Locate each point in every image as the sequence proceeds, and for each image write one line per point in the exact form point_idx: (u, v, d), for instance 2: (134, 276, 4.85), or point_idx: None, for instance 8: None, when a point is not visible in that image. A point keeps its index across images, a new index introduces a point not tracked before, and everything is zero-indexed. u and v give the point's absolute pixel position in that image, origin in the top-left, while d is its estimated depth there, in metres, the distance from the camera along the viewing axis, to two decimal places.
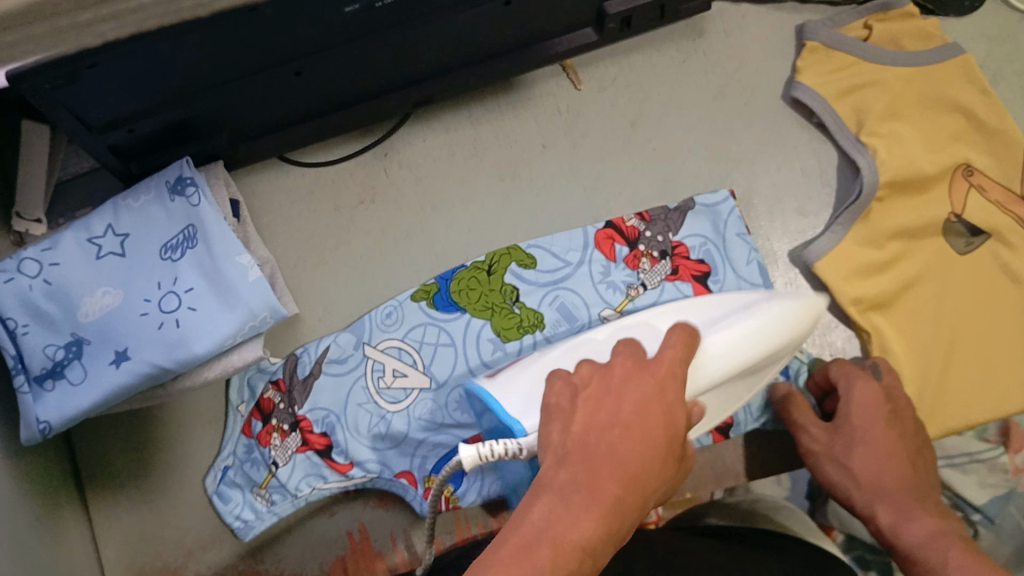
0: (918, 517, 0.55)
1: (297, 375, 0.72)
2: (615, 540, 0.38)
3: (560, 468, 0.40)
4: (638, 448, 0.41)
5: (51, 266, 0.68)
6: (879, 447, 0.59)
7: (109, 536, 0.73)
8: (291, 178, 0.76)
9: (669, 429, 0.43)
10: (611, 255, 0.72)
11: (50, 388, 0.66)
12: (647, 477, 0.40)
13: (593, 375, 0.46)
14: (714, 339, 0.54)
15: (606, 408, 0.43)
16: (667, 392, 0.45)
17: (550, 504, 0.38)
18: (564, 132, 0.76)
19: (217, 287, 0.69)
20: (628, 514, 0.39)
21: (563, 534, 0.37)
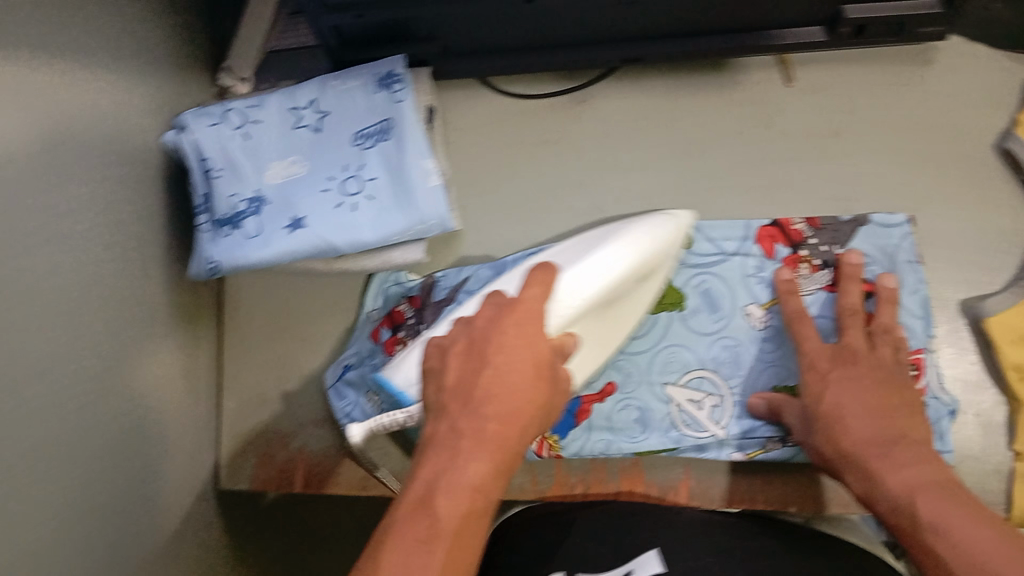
0: (891, 472, 0.54)
1: (431, 295, 0.73)
2: (497, 476, 0.45)
3: (439, 422, 0.47)
4: (515, 382, 0.48)
5: (253, 123, 0.72)
6: (852, 410, 0.59)
7: (233, 387, 0.78)
8: (485, 103, 0.78)
9: (533, 355, 0.49)
10: (769, 253, 0.72)
11: (226, 234, 0.70)
12: (522, 413, 0.47)
13: (460, 331, 0.51)
14: (573, 271, 0.60)
15: (490, 348, 0.49)
16: (529, 326, 0.50)
17: (443, 459, 0.45)
18: (763, 125, 0.74)
19: (398, 184, 0.71)
20: (509, 449, 0.46)
21: (458, 482, 0.44)
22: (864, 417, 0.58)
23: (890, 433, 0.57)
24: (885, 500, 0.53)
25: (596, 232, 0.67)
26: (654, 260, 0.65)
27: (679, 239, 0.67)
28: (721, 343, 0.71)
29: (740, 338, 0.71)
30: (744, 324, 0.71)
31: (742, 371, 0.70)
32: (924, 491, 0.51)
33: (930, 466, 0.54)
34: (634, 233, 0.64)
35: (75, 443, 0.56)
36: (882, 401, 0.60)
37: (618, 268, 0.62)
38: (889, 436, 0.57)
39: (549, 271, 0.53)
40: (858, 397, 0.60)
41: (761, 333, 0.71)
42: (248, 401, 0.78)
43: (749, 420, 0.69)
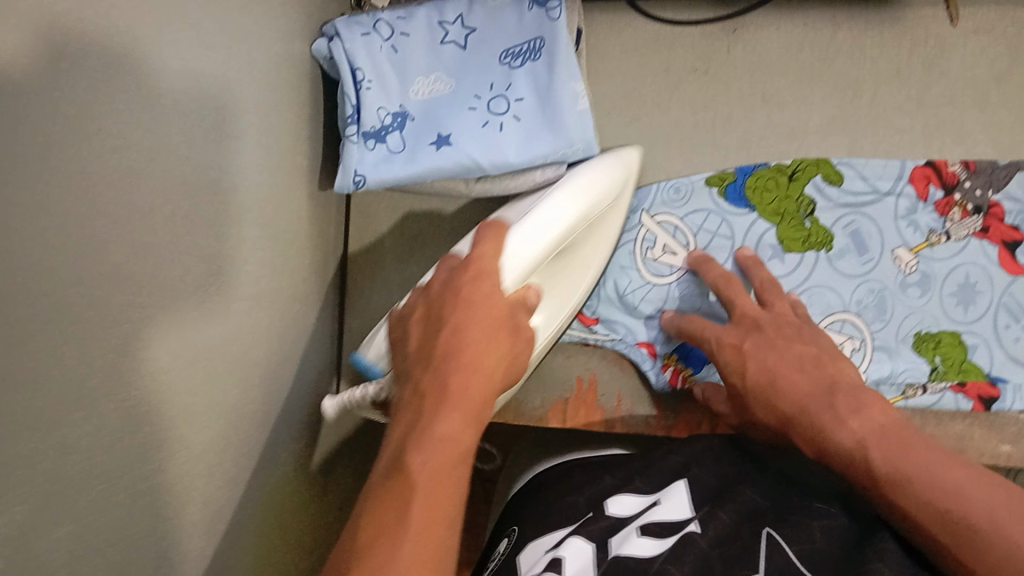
0: (845, 416, 0.50)
1: None
2: (470, 426, 0.46)
3: (417, 384, 0.49)
4: (485, 348, 0.50)
5: (402, 35, 0.71)
6: (788, 371, 0.56)
7: (358, 306, 0.78)
8: (632, 28, 0.76)
9: (491, 313, 0.52)
10: (922, 194, 0.72)
11: (372, 148, 0.68)
12: (490, 369, 0.49)
13: (423, 315, 0.54)
14: (523, 224, 0.58)
15: (454, 326, 0.51)
16: (494, 288, 0.53)
17: (421, 417, 0.45)
18: (923, 64, 0.73)
19: (546, 106, 0.70)
20: (477, 403, 0.47)
21: (436, 430, 0.44)
22: (797, 373, 0.56)
23: (827, 380, 0.54)
24: (840, 455, 0.49)
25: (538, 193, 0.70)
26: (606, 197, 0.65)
27: (622, 181, 0.68)
28: (867, 286, 0.71)
29: (886, 281, 0.71)
30: (891, 267, 0.72)
31: (885, 315, 0.71)
32: (880, 437, 0.48)
33: (873, 405, 0.51)
34: (581, 175, 0.62)
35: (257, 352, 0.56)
36: (800, 355, 0.58)
37: (561, 214, 0.61)
38: (820, 384, 0.54)
39: (500, 233, 0.57)
40: (776, 355, 0.58)
41: (909, 277, 0.71)
42: (374, 320, 0.78)
43: (891, 365, 0.69)
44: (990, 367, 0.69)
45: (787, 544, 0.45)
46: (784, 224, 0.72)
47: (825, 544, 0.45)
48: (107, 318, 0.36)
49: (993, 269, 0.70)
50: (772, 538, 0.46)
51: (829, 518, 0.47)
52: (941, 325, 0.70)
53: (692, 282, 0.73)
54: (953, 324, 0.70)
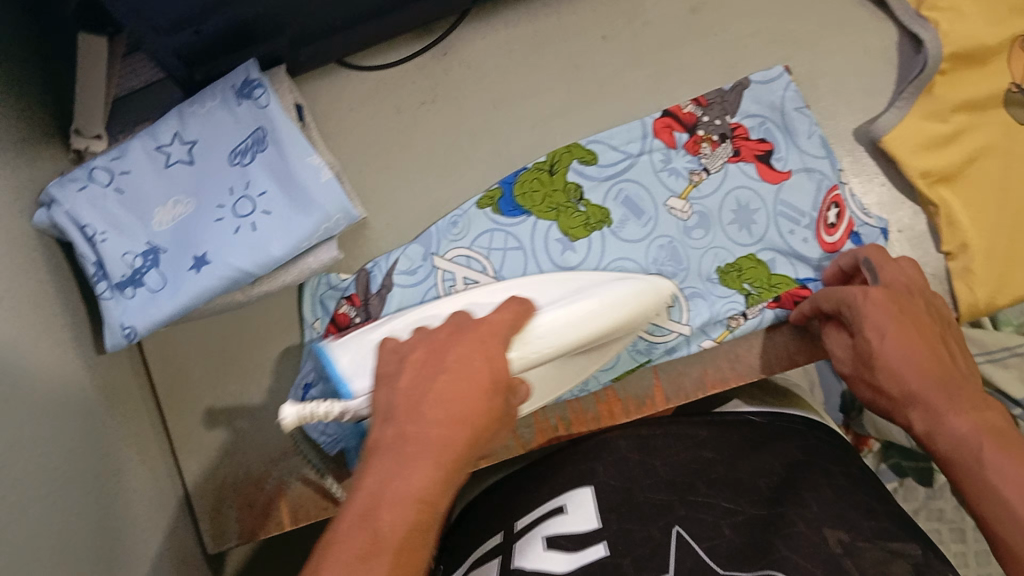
0: (953, 412, 0.51)
1: (369, 290, 0.72)
2: (445, 482, 0.42)
3: (387, 424, 0.43)
4: (463, 393, 0.44)
5: (123, 174, 0.69)
6: (916, 348, 0.55)
7: (189, 450, 0.75)
8: (349, 83, 0.75)
9: (492, 369, 0.46)
10: (670, 143, 0.73)
11: (131, 295, 0.66)
12: (479, 424, 0.44)
13: (427, 352, 0.46)
14: (546, 317, 0.55)
15: (440, 362, 0.45)
16: (484, 343, 0.47)
17: (389, 461, 0.41)
18: (625, 23, 0.75)
19: (290, 189, 0.69)
20: (457, 456, 0.42)
21: (397, 490, 0.40)
22: (929, 351, 0.55)
23: (953, 373, 0.54)
24: (950, 442, 0.51)
25: (570, 278, 0.65)
26: (622, 326, 0.61)
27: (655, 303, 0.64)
28: (657, 244, 0.71)
29: (671, 233, 0.71)
30: (670, 218, 0.72)
31: (682, 265, 0.71)
32: (996, 438, 0.49)
33: (992, 406, 0.52)
34: (615, 290, 0.60)
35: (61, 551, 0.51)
36: (933, 334, 0.57)
37: (607, 316, 0.59)
38: (942, 369, 0.54)
39: (530, 308, 0.53)
40: (907, 330, 0.55)
41: (688, 222, 0.72)
42: (211, 457, 0.75)
43: (708, 307, 0.69)
44: (795, 274, 0.70)
45: (696, 542, 0.53)
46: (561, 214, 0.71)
47: (732, 535, 0.54)
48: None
49: (757, 185, 0.72)
50: (681, 537, 0.53)
51: (738, 513, 0.56)
52: (734, 254, 0.71)
53: None
54: (743, 249, 0.71)
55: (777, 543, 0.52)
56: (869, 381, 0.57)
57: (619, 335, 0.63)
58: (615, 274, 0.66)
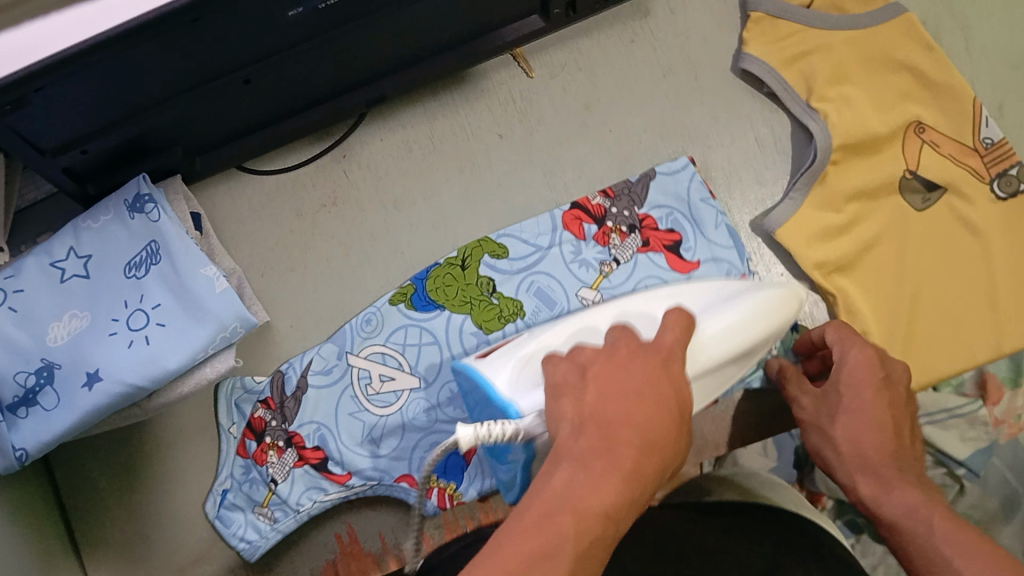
0: (896, 484, 0.45)
1: (286, 391, 0.72)
2: (632, 507, 0.37)
3: (578, 436, 0.39)
4: (652, 417, 0.40)
5: (16, 294, 0.68)
6: (872, 416, 0.48)
7: (96, 559, 0.73)
8: (249, 188, 0.76)
9: (680, 397, 0.42)
10: (580, 234, 0.73)
11: (24, 415, 0.66)
12: (664, 446, 0.40)
13: (597, 355, 0.45)
14: (704, 318, 0.54)
15: (615, 379, 0.42)
16: (653, 372, 0.43)
17: (571, 470, 0.37)
18: (520, 120, 0.76)
19: (184, 301, 0.69)
20: (647, 481, 0.39)
21: (584, 502, 0.36)
22: (880, 432, 0.47)
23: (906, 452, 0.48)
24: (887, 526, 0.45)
25: (696, 288, 0.59)
26: (760, 343, 0.56)
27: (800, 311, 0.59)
28: None
29: None
30: (581, 309, 0.72)
31: None
32: (930, 513, 0.43)
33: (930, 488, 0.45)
34: (757, 298, 0.56)
35: None
36: (895, 409, 0.49)
37: (753, 327, 0.55)
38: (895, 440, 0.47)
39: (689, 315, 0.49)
40: (874, 400, 0.48)
41: (600, 312, 0.71)
42: (120, 567, 0.74)
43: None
44: None
45: None
46: (474, 308, 0.72)
47: None
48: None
49: (666, 275, 0.71)
50: None
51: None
52: None
53: (420, 397, 0.72)
54: None
55: None
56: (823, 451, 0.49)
57: (753, 352, 0.57)
58: (746, 283, 0.59)
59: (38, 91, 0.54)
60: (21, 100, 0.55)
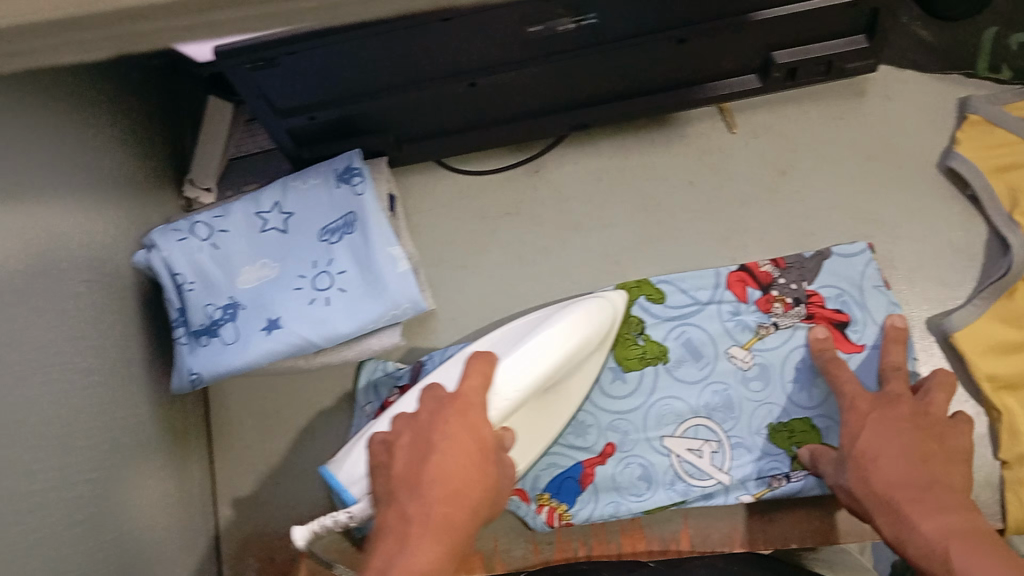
0: (919, 515, 0.55)
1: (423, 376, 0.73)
2: (451, 557, 0.50)
3: (391, 509, 0.53)
4: (454, 471, 0.52)
5: (221, 232, 0.74)
6: (887, 451, 0.60)
7: (228, 493, 0.79)
8: (445, 182, 0.80)
9: (476, 447, 0.54)
10: (742, 296, 0.74)
11: (204, 343, 0.71)
12: (473, 495, 0.52)
13: (403, 426, 0.57)
14: (506, 361, 0.62)
15: (427, 457, 0.53)
16: (467, 418, 0.56)
17: (394, 547, 0.50)
18: (711, 171, 0.78)
19: (367, 273, 0.73)
20: (458, 529, 0.51)
21: (408, 565, 0.48)
22: (899, 451, 0.60)
23: (923, 479, 0.57)
24: (918, 546, 0.54)
25: (523, 320, 0.70)
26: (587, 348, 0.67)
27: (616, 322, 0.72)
28: (711, 388, 0.73)
29: (726, 381, 0.73)
30: (729, 367, 0.73)
31: (733, 412, 0.72)
32: (960, 539, 0.52)
33: (960, 512, 0.55)
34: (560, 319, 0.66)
35: (89, 564, 0.55)
36: (925, 443, 0.60)
37: (558, 344, 0.64)
38: (919, 461, 0.59)
39: (488, 361, 0.60)
40: (882, 433, 0.62)
41: (748, 372, 0.73)
42: (245, 507, 0.78)
43: (753, 462, 0.71)
44: None
45: None
46: (617, 346, 0.74)
47: None
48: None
49: None
50: None
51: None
52: (789, 415, 0.72)
53: None
54: (801, 410, 0.72)
55: None
56: (849, 491, 0.62)
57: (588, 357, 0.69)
58: (562, 305, 0.70)
59: (292, 51, 0.59)
60: (270, 54, 0.59)
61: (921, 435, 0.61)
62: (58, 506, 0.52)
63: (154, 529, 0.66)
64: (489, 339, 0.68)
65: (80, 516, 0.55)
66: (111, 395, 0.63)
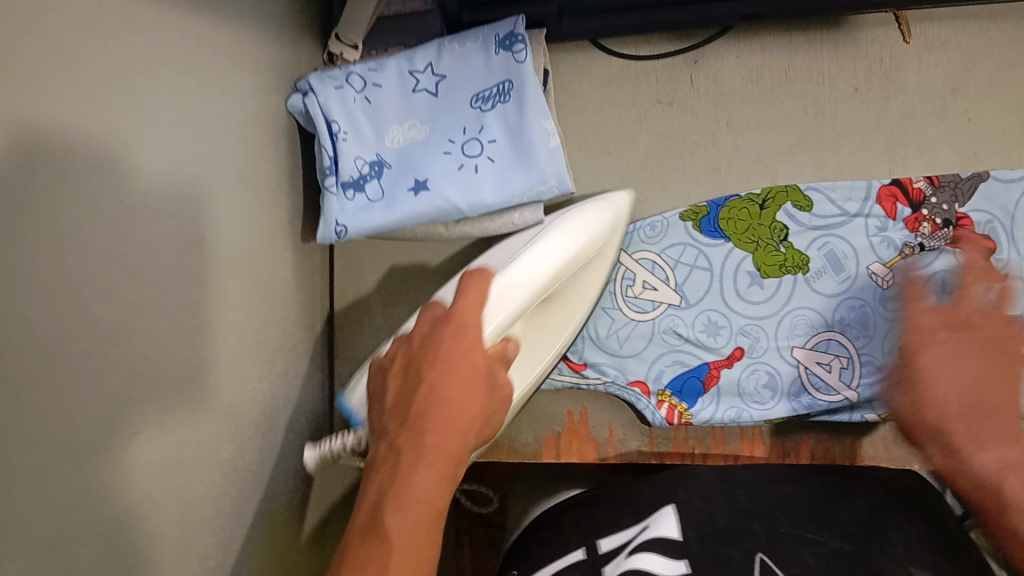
0: (979, 446, 0.51)
1: None
2: (447, 481, 0.48)
3: (388, 436, 0.51)
4: (450, 396, 0.51)
5: (374, 86, 0.73)
6: (959, 375, 0.56)
7: (348, 353, 0.79)
8: (601, 64, 0.80)
9: (474, 373, 0.53)
10: (891, 213, 0.74)
11: (351, 197, 0.70)
12: (467, 418, 0.51)
13: (401, 355, 0.56)
14: (505, 274, 0.59)
15: (427, 383, 0.52)
16: (463, 338, 0.54)
17: (388, 473, 0.48)
18: (880, 79, 0.77)
19: (518, 145, 0.71)
20: (454, 452, 0.50)
21: (408, 490, 0.46)
22: (960, 378, 0.56)
23: (1000, 410, 0.53)
24: (969, 476, 0.50)
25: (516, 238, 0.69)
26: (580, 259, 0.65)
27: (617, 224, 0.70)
28: (848, 303, 0.72)
29: (868, 296, 0.72)
30: (873, 282, 0.73)
31: (869, 329, 0.71)
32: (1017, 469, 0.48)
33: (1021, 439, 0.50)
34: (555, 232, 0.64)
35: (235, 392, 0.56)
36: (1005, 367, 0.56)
37: (558, 258, 0.62)
38: (982, 389, 0.54)
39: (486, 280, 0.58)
40: (950, 362, 0.58)
41: (887, 291, 0.72)
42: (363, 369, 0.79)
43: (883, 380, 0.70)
44: None
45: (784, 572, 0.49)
46: (758, 252, 0.75)
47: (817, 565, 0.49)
48: (52, 337, 0.38)
49: None
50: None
51: (821, 544, 0.51)
52: None
53: (677, 315, 0.75)
54: None
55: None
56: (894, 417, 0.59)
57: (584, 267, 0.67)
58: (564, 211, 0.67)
59: None
60: None
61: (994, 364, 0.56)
62: (209, 321, 0.53)
63: (283, 372, 0.67)
64: (487, 256, 0.66)
65: (233, 331, 0.57)
66: (257, 233, 0.63)
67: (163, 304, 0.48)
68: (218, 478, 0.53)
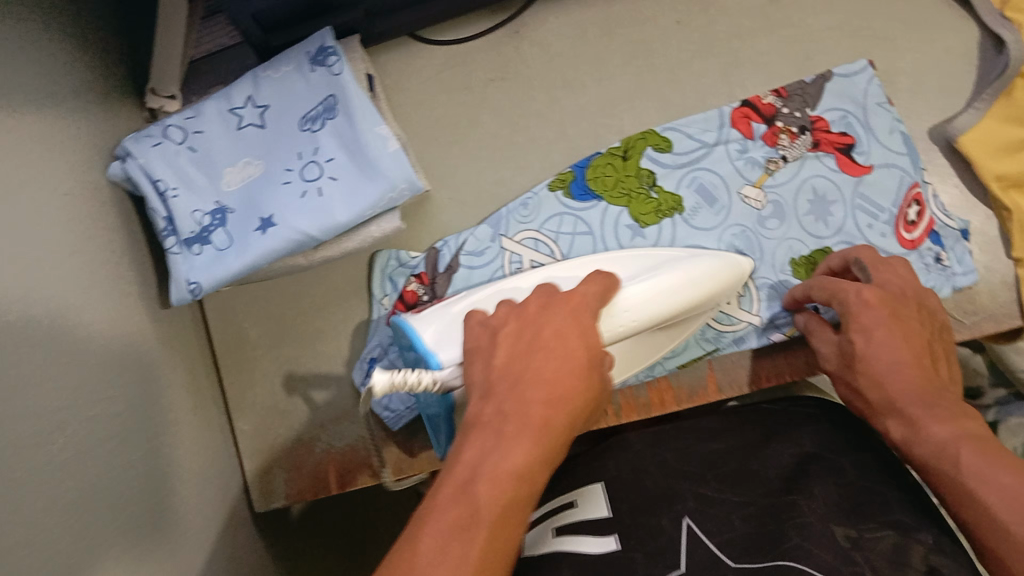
0: (929, 419, 0.49)
1: (437, 266, 0.73)
2: (543, 462, 0.42)
3: (485, 400, 0.44)
4: (556, 368, 0.45)
5: (195, 133, 0.70)
6: (902, 355, 0.53)
7: (244, 408, 0.76)
8: (427, 56, 0.79)
9: (586, 358, 0.46)
10: (747, 133, 0.74)
11: (198, 252, 0.67)
12: (574, 397, 0.44)
13: (509, 314, 0.49)
14: (645, 292, 0.56)
15: (532, 357, 0.45)
16: (582, 319, 0.49)
17: (487, 439, 0.41)
18: (699, 10, 0.79)
19: (357, 158, 0.69)
20: (556, 434, 0.43)
21: (496, 465, 0.40)
22: (904, 348, 0.54)
23: (935, 383, 0.52)
24: (927, 447, 0.49)
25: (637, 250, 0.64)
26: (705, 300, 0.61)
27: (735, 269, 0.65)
28: (730, 232, 0.72)
29: (744, 222, 0.72)
30: (744, 207, 0.72)
31: (755, 253, 0.71)
32: (974, 439, 0.47)
33: (972, 417, 0.49)
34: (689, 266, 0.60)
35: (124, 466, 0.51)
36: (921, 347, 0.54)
37: (693, 291, 0.59)
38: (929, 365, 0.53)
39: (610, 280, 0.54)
40: (890, 342, 0.54)
41: (763, 212, 0.72)
42: (266, 420, 0.75)
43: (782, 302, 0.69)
44: None
45: (708, 537, 0.49)
46: (631, 202, 0.73)
47: (742, 528, 0.50)
48: None
49: (835, 175, 0.72)
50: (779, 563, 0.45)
51: (747, 504, 0.52)
52: (807, 245, 0.71)
53: None
54: (819, 242, 0.71)
55: (787, 530, 0.48)
56: (850, 383, 0.57)
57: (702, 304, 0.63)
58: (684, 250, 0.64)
59: None
60: None
61: (917, 345, 0.54)
62: (89, 389, 0.50)
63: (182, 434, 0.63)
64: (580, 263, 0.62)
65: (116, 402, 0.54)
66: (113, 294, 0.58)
67: (47, 379, 0.45)
68: (130, 555, 0.49)
